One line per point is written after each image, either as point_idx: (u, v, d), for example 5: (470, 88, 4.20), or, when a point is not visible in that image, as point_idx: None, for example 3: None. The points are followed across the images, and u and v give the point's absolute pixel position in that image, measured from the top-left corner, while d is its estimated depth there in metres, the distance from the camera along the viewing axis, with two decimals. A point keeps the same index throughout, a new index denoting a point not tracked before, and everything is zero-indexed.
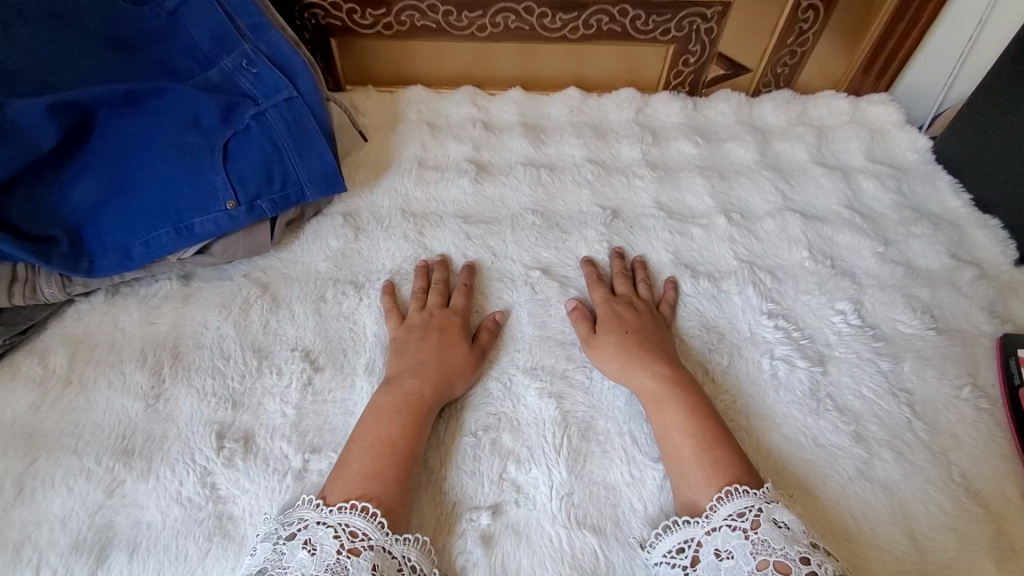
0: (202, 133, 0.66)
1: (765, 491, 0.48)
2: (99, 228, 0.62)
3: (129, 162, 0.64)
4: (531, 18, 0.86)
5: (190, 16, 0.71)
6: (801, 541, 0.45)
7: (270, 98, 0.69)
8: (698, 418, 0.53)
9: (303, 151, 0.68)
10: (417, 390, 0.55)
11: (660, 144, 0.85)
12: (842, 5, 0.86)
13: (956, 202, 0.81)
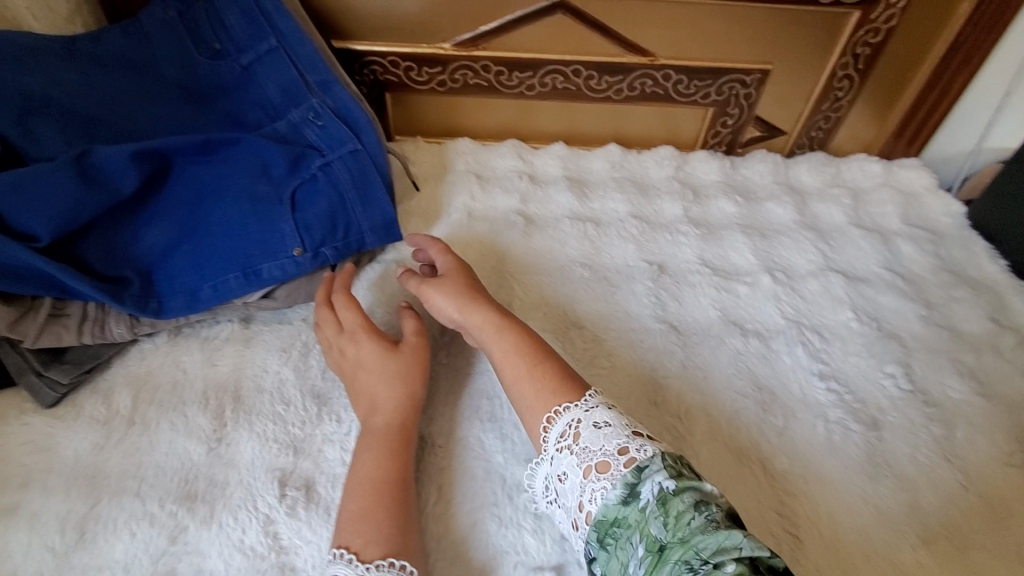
0: (271, 182, 0.68)
1: (585, 401, 0.51)
2: (171, 270, 0.64)
3: (201, 207, 0.66)
4: (578, 79, 0.90)
5: (263, 71, 0.73)
6: (618, 434, 0.47)
7: (335, 150, 0.71)
8: (527, 343, 0.58)
9: (365, 201, 0.71)
10: (386, 422, 0.55)
11: (701, 202, 0.88)
12: (875, 76, 0.90)
13: (993, 267, 0.83)
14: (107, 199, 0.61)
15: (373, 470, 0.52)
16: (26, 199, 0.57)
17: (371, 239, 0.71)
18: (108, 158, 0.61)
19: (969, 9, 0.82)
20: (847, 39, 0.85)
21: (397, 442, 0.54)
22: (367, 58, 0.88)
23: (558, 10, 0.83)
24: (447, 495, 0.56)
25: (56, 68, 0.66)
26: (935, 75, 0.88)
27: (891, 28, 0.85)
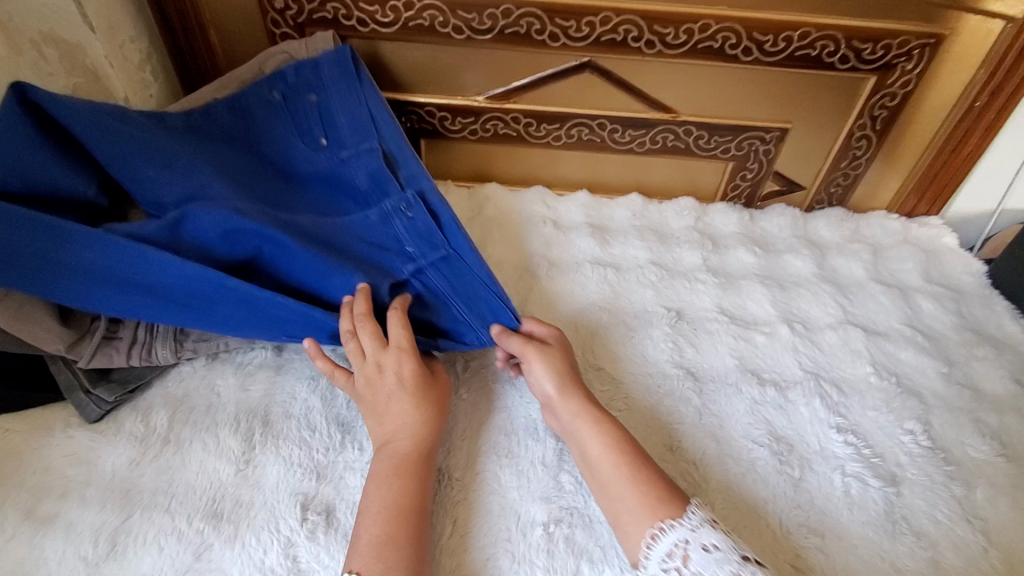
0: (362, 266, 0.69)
1: (689, 518, 0.51)
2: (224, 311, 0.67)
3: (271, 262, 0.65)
4: (603, 132, 0.95)
5: (358, 163, 0.76)
6: (731, 560, 0.47)
7: (427, 249, 0.71)
8: (617, 439, 0.58)
9: (462, 292, 0.69)
10: (410, 449, 0.57)
11: (720, 252, 0.90)
12: (893, 135, 0.93)
13: (1015, 328, 0.83)
14: (193, 255, 0.64)
15: (390, 495, 0.54)
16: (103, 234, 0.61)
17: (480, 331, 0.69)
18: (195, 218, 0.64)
19: (986, 76, 0.85)
20: (864, 103, 0.88)
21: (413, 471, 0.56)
22: (406, 108, 0.95)
23: (585, 69, 0.88)
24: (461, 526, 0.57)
25: (127, 112, 0.73)
26: (954, 137, 0.90)
27: (908, 92, 0.88)
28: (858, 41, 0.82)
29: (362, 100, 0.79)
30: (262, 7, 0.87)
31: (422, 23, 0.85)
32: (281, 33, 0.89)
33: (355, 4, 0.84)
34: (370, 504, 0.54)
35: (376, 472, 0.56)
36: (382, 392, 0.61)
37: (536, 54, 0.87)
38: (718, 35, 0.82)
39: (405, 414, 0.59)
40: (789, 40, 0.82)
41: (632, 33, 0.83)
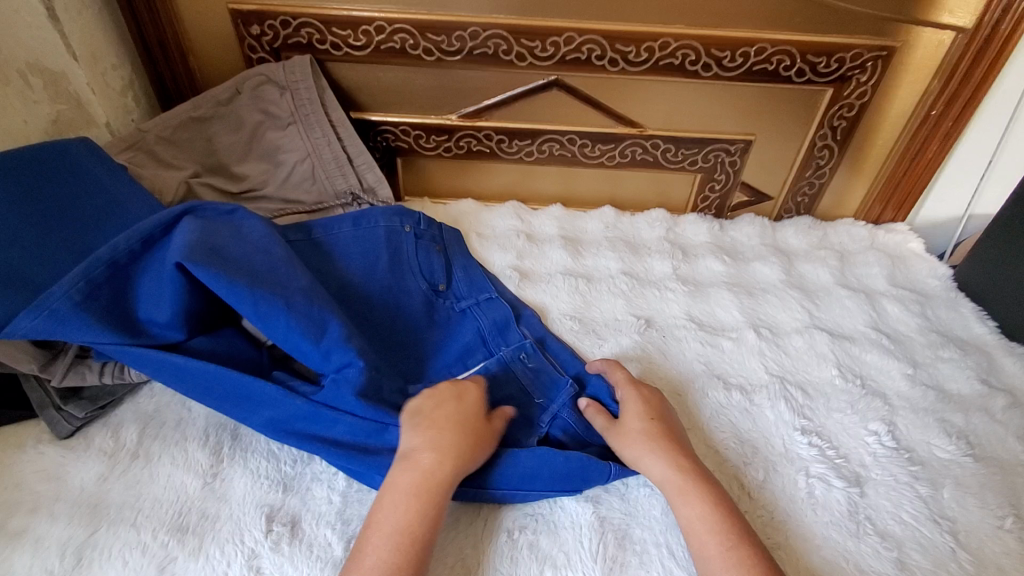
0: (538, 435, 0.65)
1: None
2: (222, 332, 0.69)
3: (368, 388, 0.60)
4: (573, 147, 0.98)
5: (481, 314, 0.77)
6: None
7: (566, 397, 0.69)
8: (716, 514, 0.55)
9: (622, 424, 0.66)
10: (435, 468, 0.55)
11: (690, 261, 0.92)
12: (855, 144, 0.96)
13: (982, 328, 0.84)
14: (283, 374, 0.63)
15: (401, 519, 0.52)
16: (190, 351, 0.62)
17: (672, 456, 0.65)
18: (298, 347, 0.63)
19: (940, 84, 0.87)
20: (823, 114, 0.91)
21: (438, 492, 0.54)
22: (381, 128, 0.97)
23: (552, 87, 0.91)
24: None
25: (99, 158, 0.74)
26: (913, 144, 0.93)
27: (865, 103, 0.90)
28: (812, 55, 0.85)
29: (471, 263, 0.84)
30: (240, 34, 0.90)
31: (393, 46, 0.88)
32: (258, 58, 0.92)
33: (328, 29, 0.87)
34: (381, 522, 0.52)
35: (397, 484, 0.54)
36: (441, 426, 0.58)
37: (504, 73, 0.90)
38: (678, 52, 0.86)
39: (446, 447, 0.56)
40: (746, 56, 0.86)
41: (595, 52, 0.87)
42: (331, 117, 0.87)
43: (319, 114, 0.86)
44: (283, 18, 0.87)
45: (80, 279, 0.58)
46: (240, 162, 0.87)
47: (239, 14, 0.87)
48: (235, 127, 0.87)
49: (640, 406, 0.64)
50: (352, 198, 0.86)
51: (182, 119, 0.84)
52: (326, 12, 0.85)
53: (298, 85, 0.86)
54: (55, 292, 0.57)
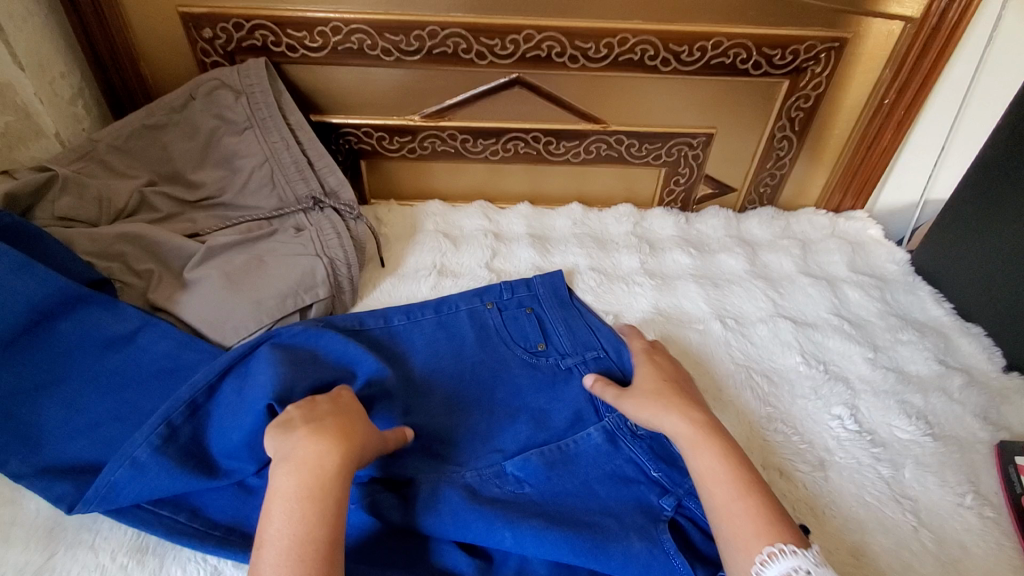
0: (512, 467, 0.63)
1: None
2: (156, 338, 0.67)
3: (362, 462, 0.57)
4: (538, 145, 0.98)
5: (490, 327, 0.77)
6: None
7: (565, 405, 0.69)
8: (727, 453, 0.57)
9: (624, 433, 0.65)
10: (323, 463, 0.51)
11: (657, 255, 0.92)
12: (812, 135, 0.98)
13: (939, 311, 0.86)
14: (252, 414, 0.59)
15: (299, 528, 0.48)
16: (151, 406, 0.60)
17: (648, 465, 0.62)
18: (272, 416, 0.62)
19: (892, 74, 0.89)
20: (781, 105, 0.93)
21: (330, 488, 0.50)
22: (343, 130, 0.96)
23: (514, 85, 0.91)
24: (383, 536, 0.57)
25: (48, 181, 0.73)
26: (869, 133, 0.95)
27: (820, 93, 0.92)
28: (768, 48, 0.86)
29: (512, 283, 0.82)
30: (191, 38, 0.87)
31: (351, 47, 0.86)
32: (212, 62, 0.90)
33: (283, 31, 0.85)
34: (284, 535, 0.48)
35: (282, 490, 0.50)
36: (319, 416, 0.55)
37: (465, 72, 0.89)
38: (636, 47, 0.86)
39: (306, 458, 0.51)
40: (704, 50, 0.86)
41: (555, 49, 0.86)
42: (290, 120, 0.86)
43: (276, 117, 0.84)
44: (235, 21, 0.85)
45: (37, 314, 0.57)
46: (197, 170, 0.85)
47: (190, 18, 0.85)
48: (190, 134, 0.84)
49: (648, 370, 0.68)
50: (313, 203, 0.83)
51: (135, 126, 0.82)
52: (279, 14, 0.84)
53: (254, 89, 0.84)
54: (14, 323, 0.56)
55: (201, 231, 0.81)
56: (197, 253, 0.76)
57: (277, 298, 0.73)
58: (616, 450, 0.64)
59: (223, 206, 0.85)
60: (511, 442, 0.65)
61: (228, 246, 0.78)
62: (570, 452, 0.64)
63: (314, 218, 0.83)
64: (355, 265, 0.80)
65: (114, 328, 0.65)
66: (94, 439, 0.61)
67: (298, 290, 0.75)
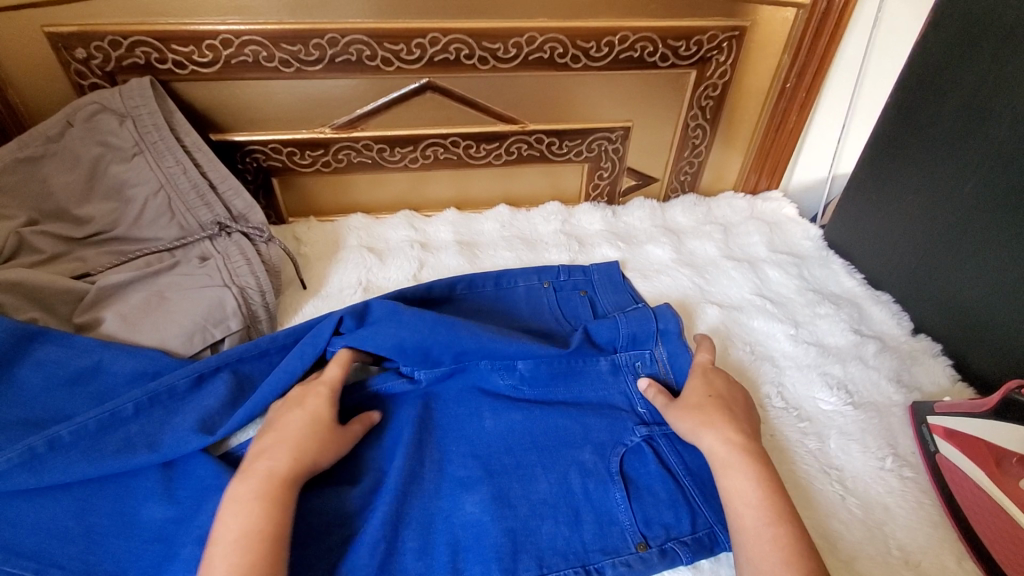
0: (507, 411, 0.68)
1: None
2: (35, 395, 0.61)
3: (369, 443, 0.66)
4: (457, 149, 0.96)
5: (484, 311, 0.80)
6: None
7: (548, 387, 0.71)
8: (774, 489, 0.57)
9: (580, 414, 0.69)
10: None
11: (586, 251, 0.94)
12: (724, 121, 1.00)
13: (853, 282, 0.90)
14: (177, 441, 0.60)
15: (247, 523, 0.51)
16: (64, 462, 0.57)
17: (641, 404, 0.70)
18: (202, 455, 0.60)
19: (790, 59, 0.93)
20: (690, 95, 0.95)
21: None
22: (248, 148, 0.90)
23: (426, 91, 0.89)
24: (327, 535, 0.57)
25: None
26: (776, 115, 0.99)
27: (727, 81, 0.95)
28: (672, 40, 0.88)
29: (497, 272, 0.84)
30: (63, 59, 0.80)
31: (245, 60, 0.81)
32: (90, 85, 0.82)
33: (167, 46, 0.79)
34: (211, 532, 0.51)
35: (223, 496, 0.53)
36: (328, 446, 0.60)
37: (373, 79, 0.86)
38: (545, 46, 0.86)
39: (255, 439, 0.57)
40: (612, 45, 0.87)
41: (463, 51, 0.84)
42: (184, 142, 0.79)
43: (168, 140, 0.78)
44: (111, 38, 0.78)
45: None
46: (84, 204, 0.78)
47: (58, 38, 0.78)
48: (70, 164, 0.76)
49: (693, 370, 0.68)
50: (218, 228, 0.78)
51: (6, 161, 0.73)
52: (160, 29, 0.77)
53: (140, 111, 0.77)
54: None
55: (92, 271, 0.76)
56: (88, 295, 0.70)
57: (183, 335, 0.68)
58: (616, 380, 0.72)
59: (119, 240, 0.79)
60: (510, 380, 0.71)
61: (125, 284, 0.73)
62: (561, 384, 0.71)
63: (220, 246, 0.77)
64: (269, 291, 0.76)
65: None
66: None
67: (206, 324, 0.69)
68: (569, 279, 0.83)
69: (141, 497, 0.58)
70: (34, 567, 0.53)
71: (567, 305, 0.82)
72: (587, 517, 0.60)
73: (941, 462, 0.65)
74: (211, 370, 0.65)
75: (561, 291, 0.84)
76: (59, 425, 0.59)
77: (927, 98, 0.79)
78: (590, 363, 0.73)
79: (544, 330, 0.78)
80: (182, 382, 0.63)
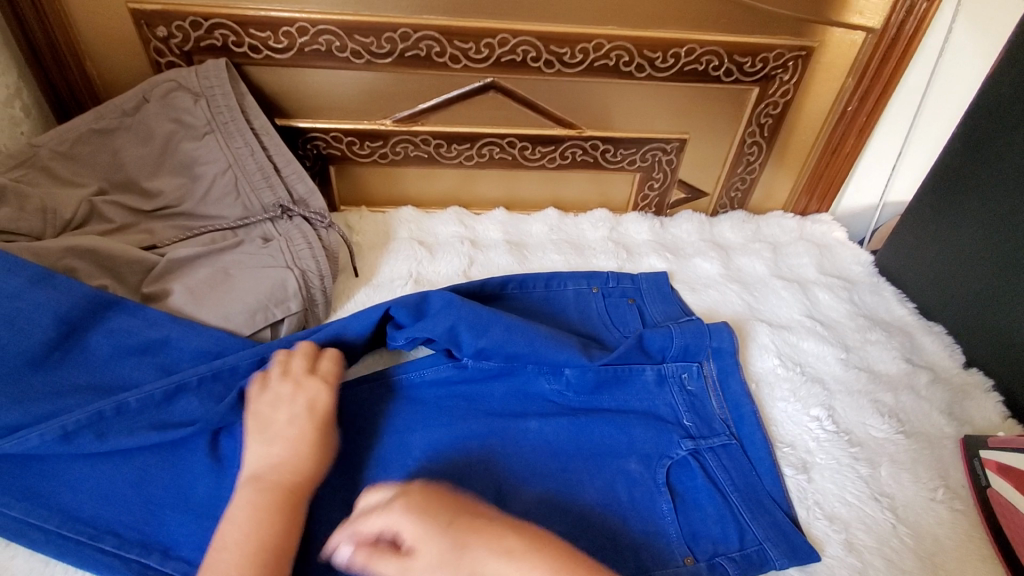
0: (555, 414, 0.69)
1: None
2: (104, 361, 0.63)
3: (412, 433, 0.66)
4: (513, 150, 0.97)
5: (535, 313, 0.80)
6: None
7: (597, 393, 0.71)
8: None
9: (627, 422, 0.69)
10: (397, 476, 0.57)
11: (634, 260, 0.94)
12: (780, 140, 1.00)
13: (903, 310, 0.89)
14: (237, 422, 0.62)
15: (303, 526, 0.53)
16: (132, 428, 0.59)
17: (688, 415, 0.70)
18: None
19: (854, 82, 0.92)
20: (750, 111, 0.95)
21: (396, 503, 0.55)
22: (310, 135, 0.92)
23: (489, 90, 0.90)
24: None
25: None
26: (833, 138, 0.98)
27: (788, 100, 0.94)
28: (739, 55, 0.88)
29: (549, 274, 0.85)
30: (143, 36, 0.82)
31: (318, 48, 0.83)
32: (166, 63, 0.84)
33: (245, 30, 0.81)
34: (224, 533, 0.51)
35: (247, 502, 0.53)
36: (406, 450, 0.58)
37: (438, 75, 0.87)
38: (612, 53, 0.86)
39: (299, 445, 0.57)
40: (677, 56, 0.87)
41: (530, 54, 0.85)
42: (254, 125, 0.81)
43: (239, 122, 0.79)
44: (192, 19, 0.80)
45: (36, 347, 0.59)
46: (153, 178, 0.79)
47: (142, 15, 0.80)
48: (145, 139, 0.79)
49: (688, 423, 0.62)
50: (280, 211, 0.79)
51: (81, 131, 0.76)
52: (241, 13, 0.79)
53: (214, 92, 0.79)
54: (12, 349, 0.58)
55: (158, 243, 0.77)
56: (156, 267, 0.72)
57: (246, 313, 0.69)
58: (661, 391, 0.72)
59: (184, 216, 0.81)
60: (557, 385, 0.71)
61: (190, 259, 0.74)
62: (609, 391, 0.71)
63: (282, 228, 0.79)
64: (328, 276, 0.77)
65: (63, 356, 0.61)
66: (45, 473, 0.57)
67: (267, 304, 0.71)
68: (619, 286, 0.84)
69: (196, 471, 0.59)
70: (91, 533, 0.54)
71: (616, 312, 0.82)
72: (633, 524, 0.60)
73: (993, 497, 0.64)
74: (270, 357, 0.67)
75: (610, 297, 0.84)
76: (127, 392, 0.61)
77: (997, 129, 0.79)
78: (641, 371, 0.73)
79: (593, 336, 0.78)
80: (245, 364, 0.64)
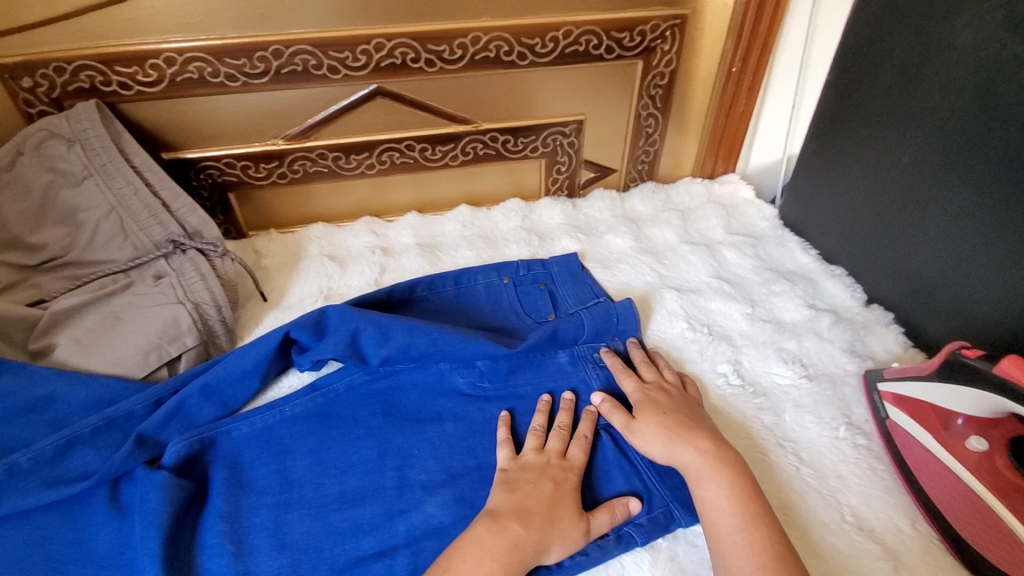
0: (466, 410, 0.69)
1: None
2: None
3: (328, 452, 0.65)
4: (413, 153, 0.96)
5: (446, 312, 0.81)
6: None
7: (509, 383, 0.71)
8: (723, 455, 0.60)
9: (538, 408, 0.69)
10: None
11: (546, 245, 0.95)
12: (675, 108, 1.02)
13: (807, 258, 0.91)
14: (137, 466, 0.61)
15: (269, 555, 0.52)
16: (27, 488, 0.58)
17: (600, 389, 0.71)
18: (155, 475, 0.59)
19: (734, 43, 0.94)
20: (639, 84, 0.96)
21: None
22: (202, 164, 0.90)
23: (376, 96, 0.89)
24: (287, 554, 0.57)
25: None
26: (725, 100, 1.00)
27: (674, 69, 0.96)
28: (616, 32, 0.89)
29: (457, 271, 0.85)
30: (10, 89, 0.79)
31: (190, 76, 0.81)
32: (39, 113, 0.82)
33: (111, 68, 0.79)
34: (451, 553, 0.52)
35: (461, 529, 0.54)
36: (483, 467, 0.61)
37: (321, 88, 0.86)
38: (491, 45, 0.86)
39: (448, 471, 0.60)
40: (556, 40, 0.88)
41: (409, 55, 0.85)
42: (133, 163, 0.79)
43: (117, 162, 0.78)
44: (55, 64, 0.78)
45: None
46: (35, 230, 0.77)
47: (4, 68, 0.77)
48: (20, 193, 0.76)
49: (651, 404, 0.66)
50: (173, 246, 0.78)
51: None
52: (102, 51, 0.78)
53: (87, 134, 0.77)
54: None
55: (47, 297, 0.76)
56: (42, 320, 0.70)
57: (138, 355, 0.68)
58: (574, 371, 0.73)
59: (73, 264, 0.79)
60: (469, 379, 0.70)
61: (78, 308, 0.72)
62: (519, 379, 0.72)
63: (175, 263, 0.77)
64: (225, 305, 0.76)
65: None
66: None
67: (161, 342, 0.70)
68: (529, 273, 0.84)
69: (97, 522, 0.58)
70: None
71: (527, 298, 0.83)
72: None
73: (892, 427, 0.67)
74: (168, 395, 0.66)
75: (522, 285, 0.84)
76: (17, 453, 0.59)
77: (863, 73, 0.81)
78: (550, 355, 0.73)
79: (504, 326, 0.79)
80: (139, 407, 0.64)
